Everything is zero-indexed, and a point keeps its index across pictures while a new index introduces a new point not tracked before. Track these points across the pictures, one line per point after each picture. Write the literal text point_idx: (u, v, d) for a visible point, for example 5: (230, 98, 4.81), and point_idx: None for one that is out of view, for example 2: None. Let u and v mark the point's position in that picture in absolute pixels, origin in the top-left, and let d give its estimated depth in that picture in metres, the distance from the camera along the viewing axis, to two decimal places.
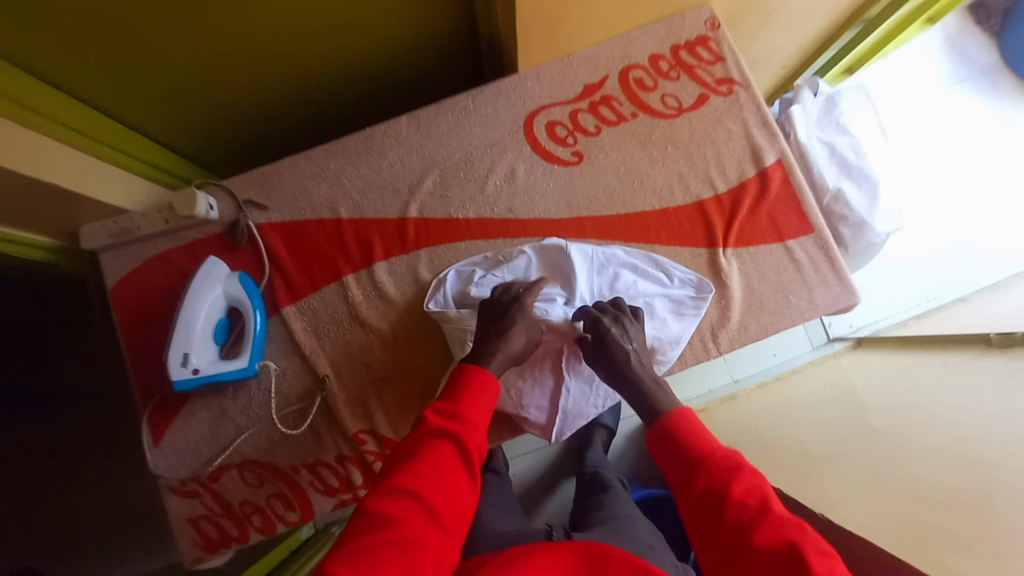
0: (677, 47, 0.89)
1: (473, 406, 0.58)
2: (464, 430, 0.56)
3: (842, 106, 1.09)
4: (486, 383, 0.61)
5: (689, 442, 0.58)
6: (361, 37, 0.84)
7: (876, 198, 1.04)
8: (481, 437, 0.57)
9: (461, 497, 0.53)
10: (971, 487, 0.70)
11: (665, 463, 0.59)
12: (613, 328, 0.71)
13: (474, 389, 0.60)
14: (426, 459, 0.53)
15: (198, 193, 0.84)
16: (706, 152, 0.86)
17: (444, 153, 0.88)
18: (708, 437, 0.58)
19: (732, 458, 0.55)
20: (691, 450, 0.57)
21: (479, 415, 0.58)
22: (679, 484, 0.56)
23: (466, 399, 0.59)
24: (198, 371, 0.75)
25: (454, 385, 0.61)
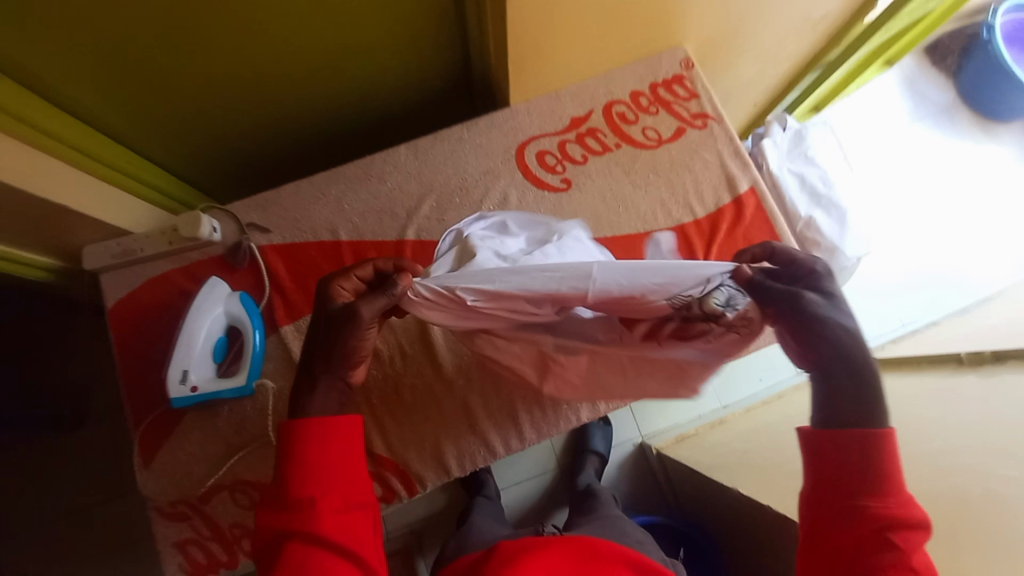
0: (655, 85, 0.97)
1: (309, 480, 0.55)
2: (300, 516, 0.54)
3: (810, 140, 1.19)
4: (312, 440, 0.57)
5: (882, 460, 0.55)
6: (364, 70, 0.90)
7: (845, 224, 1.10)
8: (334, 498, 0.55)
9: (342, 568, 0.53)
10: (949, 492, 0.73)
11: (831, 465, 0.57)
12: (814, 298, 0.59)
13: (309, 457, 0.56)
14: (284, 562, 0.52)
15: (201, 215, 0.87)
16: (685, 180, 0.93)
17: (440, 179, 0.93)
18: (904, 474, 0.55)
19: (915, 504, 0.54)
20: (882, 470, 0.55)
21: (319, 482, 0.55)
22: (842, 483, 0.56)
23: (297, 475, 0.55)
24: (195, 389, 0.76)
25: (281, 461, 0.56)
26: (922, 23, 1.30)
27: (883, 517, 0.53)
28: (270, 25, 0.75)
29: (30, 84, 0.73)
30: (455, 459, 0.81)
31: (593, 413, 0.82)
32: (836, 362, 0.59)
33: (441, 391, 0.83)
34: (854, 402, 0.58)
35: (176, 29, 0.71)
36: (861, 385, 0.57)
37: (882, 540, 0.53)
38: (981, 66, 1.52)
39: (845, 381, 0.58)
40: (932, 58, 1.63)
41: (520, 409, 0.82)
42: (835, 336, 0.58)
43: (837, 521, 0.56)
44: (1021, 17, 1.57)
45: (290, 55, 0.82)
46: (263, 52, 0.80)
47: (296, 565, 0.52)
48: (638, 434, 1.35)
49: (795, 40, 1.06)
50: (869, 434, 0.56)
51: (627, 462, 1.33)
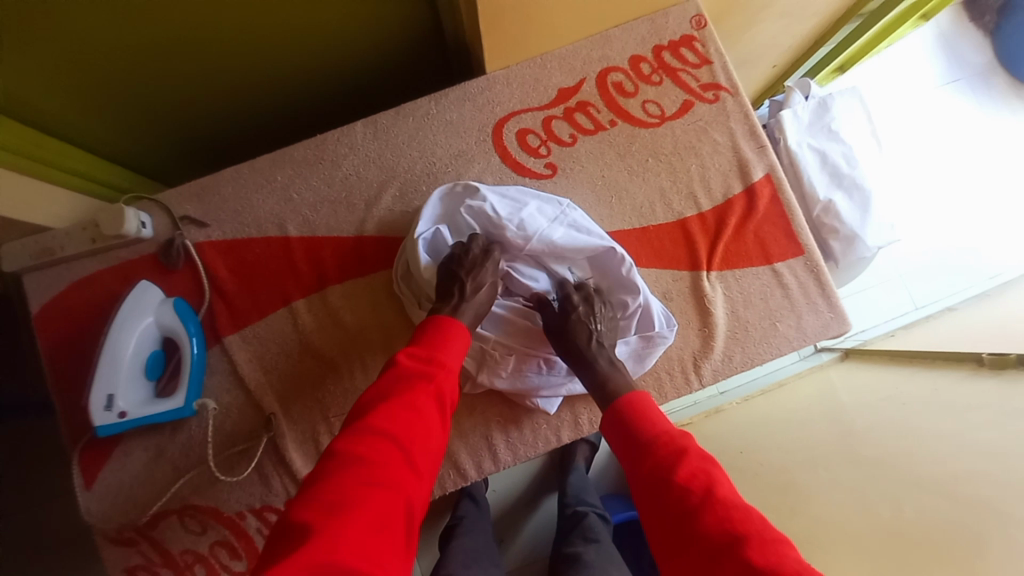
0: (660, 48, 0.81)
1: (445, 350, 0.56)
2: (433, 374, 0.53)
3: (835, 111, 1.03)
4: (456, 327, 0.59)
5: (639, 423, 0.54)
6: (308, 30, 0.75)
7: (868, 210, 0.98)
8: (452, 384, 0.55)
9: (434, 438, 0.51)
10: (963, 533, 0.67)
11: (615, 447, 0.56)
12: (576, 299, 0.68)
13: (445, 333, 0.58)
14: (403, 398, 0.50)
15: (126, 208, 0.75)
16: (690, 165, 0.79)
17: (404, 163, 0.79)
18: (658, 419, 0.54)
19: (676, 435, 0.52)
20: (641, 432, 0.53)
21: (452, 358, 0.56)
22: (626, 465, 0.53)
23: (439, 340, 0.57)
24: (124, 415, 0.68)
25: (425, 331, 0.58)
26: None
27: (649, 466, 0.50)
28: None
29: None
30: None
31: (575, 434, 0.74)
32: (579, 362, 0.65)
33: None
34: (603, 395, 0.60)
35: None
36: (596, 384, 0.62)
37: (661, 491, 0.48)
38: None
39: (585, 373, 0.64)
40: (970, 13, 1.45)
41: (495, 430, 0.74)
42: (582, 342, 0.65)
43: (651, 502, 0.48)
44: None
45: (211, 10, 0.67)
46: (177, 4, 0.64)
47: (414, 406, 0.50)
48: None
49: None
50: (612, 406, 0.58)
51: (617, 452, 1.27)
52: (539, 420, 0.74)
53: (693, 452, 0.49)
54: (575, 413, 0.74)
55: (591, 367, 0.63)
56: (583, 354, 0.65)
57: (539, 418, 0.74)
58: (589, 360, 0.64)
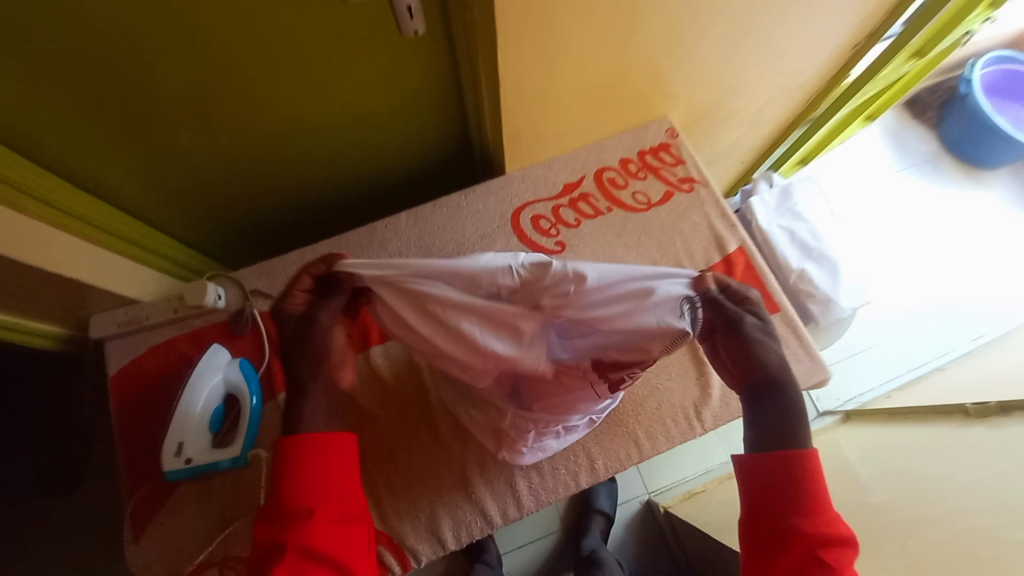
0: (643, 152, 1.02)
1: (307, 492, 0.55)
2: (297, 528, 0.54)
3: (796, 197, 1.23)
4: (308, 459, 0.57)
5: (806, 490, 0.56)
6: (367, 144, 0.96)
7: (837, 276, 1.13)
8: (330, 511, 0.55)
9: None
10: (964, 555, 0.69)
11: (767, 486, 0.58)
12: (752, 321, 0.64)
13: (302, 471, 0.57)
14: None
15: (208, 283, 0.90)
16: (675, 241, 0.96)
17: (439, 244, 0.96)
18: (826, 493, 0.56)
19: (842, 523, 0.55)
20: (802, 501, 0.56)
21: (321, 494, 0.56)
22: (776, 525, 0.56)
23: (300, 485, 0.56)
24: (189, 461, 0.77)
25: (280, 471, 0.58)
26: (894, 86, 1.38)
27: (815, 539, 0.53)
28: (283, 104, 0.81)
29: (43, 160, 0.79)
30: (452, 532, 0.78)
31: (592, 478, 0.80)
32: (762, 388, 0.64)
33: (440, 458, 0.81)
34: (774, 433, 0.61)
35: (193, 108, 0.77)
36: (783, 415, 0.61)
37: (821, 567, 0.52)
38: (960, 120, 1.63)
39: (773, 399, 0.63)
40: (913, 110, 1.75)
41: (519, 476, 0.80)
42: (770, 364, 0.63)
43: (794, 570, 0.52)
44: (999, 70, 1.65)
45: (298, 131, 0.88)
46: (276, 126, 0.85)
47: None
48: (645, 492, 1.30)
49: (774, 105, 1.13)
50: (787, 454, 0.58)
51: (635, 522, 1.28)
52: (559, 465, 0.81)
53: (852, 546, 0.53)
54: (592, 457, 0.81)
55: (783, 396, 0.63)
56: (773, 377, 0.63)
57: (559, 464, 0.81)
58: (784, 387, 0.63)
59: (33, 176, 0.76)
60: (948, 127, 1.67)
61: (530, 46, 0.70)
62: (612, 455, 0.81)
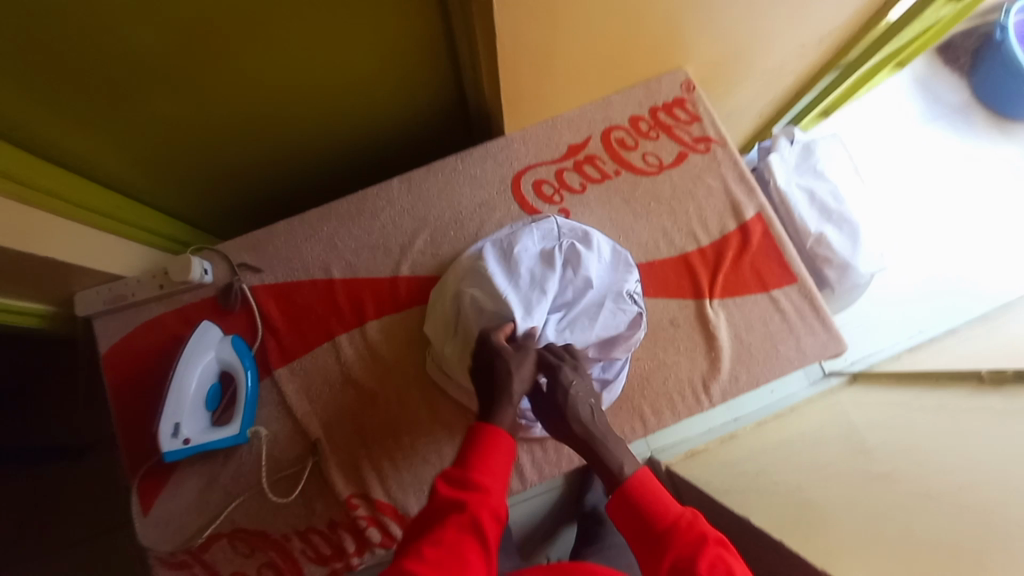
0: (655, 109, 0.93)
1: (489, 474, 0.56)
2: (477, 498, 0.54)
3: (818, 153, 1.14)
4: (495, 443, 0.58)
5: (650, 513, 0.57)
6: (353, 105, 0.87)
7: (857, 240, 1.07)
8: (494, 505, 0.54)
9: None
10: (966, 532, 0.70)
11: (618, 522, 0.60)
12: (568, 372, 0.67)
13: (484, 451, 0.58)
14: (443, 545, 0.51)
15: (193, 258, 0.85)
16: (688, 207, 0.89)
17: (434, 213, 0.90)
18: (665, 498, 0.57)
19: (689, 516, 0.56)
20: (652, 521, 0.56)
21: (492, 480, 0.56)
22: (646, 559, 0.55)
23: (476, 462, 0.56)
24: (188, 441, 0.75)
25: (463, 444, 0.59)
26: (935, 28, 1.25)
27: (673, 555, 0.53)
28: (254, 65, 0.72)
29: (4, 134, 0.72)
30: None
31: None
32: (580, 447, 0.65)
33: (441, 435, 0.80)
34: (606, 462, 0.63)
35: (156, 73, 0.69)
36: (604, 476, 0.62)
37: None
38: (996, 68, 1.48)
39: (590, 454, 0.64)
40: (946, 56, 1.59)
41: (522, 450, 0.80)
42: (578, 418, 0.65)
43: None
44: None
45: (275, 92, 0.80)
46: (250, 88, 0.76)
47: (459, 553, 0.50)
48: (648, 450, 1.37)
49: (802, 51, 1.01)
50: (620, 491, 0.59)
51: None
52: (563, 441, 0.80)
53: (712, 541, 0.53)
54: None
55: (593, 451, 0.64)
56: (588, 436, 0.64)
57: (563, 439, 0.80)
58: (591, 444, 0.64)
59: None
60: (982, 75, 1.53)
61: None
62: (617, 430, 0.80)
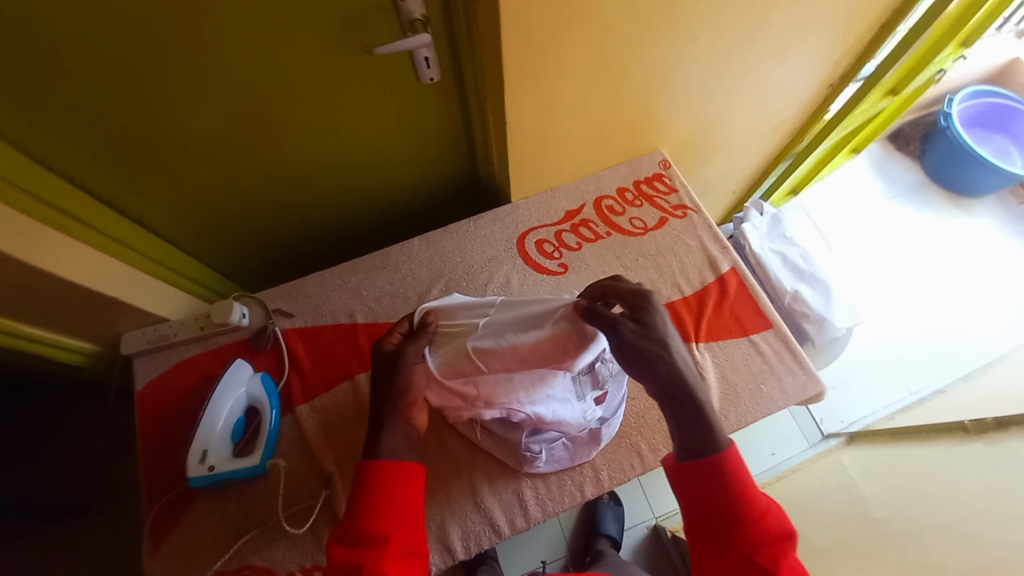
0: (638, 181, 1.10)
1: (383, 517, 0.60)
2: (377, 550, 0.58)
3: (786, 222, 1.29)
4: (387, 481, 0.62)
5: (737, 492, 0.58)
6: (384, 175, 1.04)
7: (830, 297, 1.18)
8: (403, 543, 0.59)
9: None
10: (964, 566, 0.71)
11: (695, 488, 0.60)
12: (656, 308, 0.67)
13: (377, 495, 0.61)
14: None
15: (233, 303, 0.96)
16: (671, 263, 1.02)
17: (448, 266, 1.03)
18: (755, 489, 0.59)
19: (777, 519, 0.57)
20: (737, 502, 0.58)
21: (393, 522, 0.60)
22: (715, 534, 0.57)
23: (373, 514, 0.60)
24: (212, 468, 0.80)
25: (355, 498, 0.62)
26: (874, 122, 1.47)
27: (752, 541, 0.56)
28: (310, 138, 0.90)
29: (93, 192, 0.87)
30: (460, 540, 0.80)
31: (597, 488, 0.84)
32: (676, 397, 0.64)
33: (449, 470, 0.85)
34: (694, 433, 0.62)
35: (233, 146, 0.86)
36: (703, 423, 0.62)
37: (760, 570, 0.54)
38: (940, 151, 1.70)
39: (684, 400, 0.63)
40: (897, 143, 1.84)
41: (527, 484, 0.84)
42: (671, 357, 0.65)
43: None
44: (986, 101, 1.71)
45: (322, 164, 0.97)
46: (303, 157, 0.93)
47: None
48: (652, 517, 1.36)
49: (761, 138, 1.21)
50: (713, 458, 0.60)
51: (641, 548, 1.33)
52: (565, 476, 0.84)
53: (793, 541, 0.56)
54: (596, 469, 0.85)
55: (691, 397, 0.63)
56: (682, 380, 0.64)
57: (565, 475, 0.85)
58: (690, 388, 0.64)
59: (86, 207, 0.85)
60: (930, 158, 1.75)
61: (528, 88, 0.79)
62: (617, 466, 0.85)
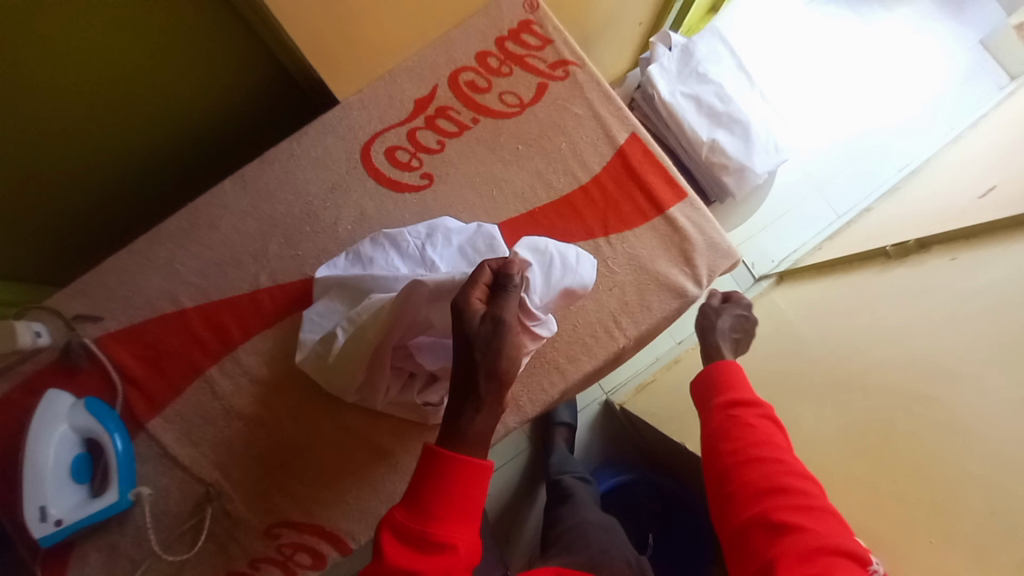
0: (501, 39, 0.83)
1: (454, 523, 0.51)
2: (447, 558, 0.49)
3: (699, 55, 1.06)
4: (471, 480, 0.52)
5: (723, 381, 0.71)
6: (146, 96, 0.74)
7: (750, 139, 1.02)
8: (467, 555, 0.50)
9: None
10: (893, 415, 0.67)
11: (703, 386, 0.73)
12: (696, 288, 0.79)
13: (455, 491, 0.52)
14: None
15: (16, 323, 0.73)
16: (559, 143, 0.82)
17: (282, 209, 0.80)
18: (745, 380, 0.71)
19: (755, 396, 0.69)
20: (724, 389, 0.70)
21: (465, 529, 0.51)
22: (707, 416, 0.70)
23: (449, 515, 0.51)
24: (61, 522, 0.67)
25: (421, 485, 0.52)
26: None
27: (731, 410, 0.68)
28: None
29: None
30: (382, 508, 0.74)
31: (518, 417, 0.77)
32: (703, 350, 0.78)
33: (347, 443, 0.76)
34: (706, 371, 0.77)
35: None
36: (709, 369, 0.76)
37: (732, 432, 0.65)
38: None
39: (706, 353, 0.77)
40: None
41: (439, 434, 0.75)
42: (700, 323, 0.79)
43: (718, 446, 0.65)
44: None
45: (31, 94, 0.66)
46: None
47: None
48: (603, 392, 1.36)
49: None
50: (707, 370, 0.74)
51: (595, 423, 1.35)
52: None
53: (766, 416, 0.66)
54: (514, 397, 0.77)
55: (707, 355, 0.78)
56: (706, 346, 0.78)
57: None
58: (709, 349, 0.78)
59: None
60: None
61: None
62: (536, 388, 0.77)
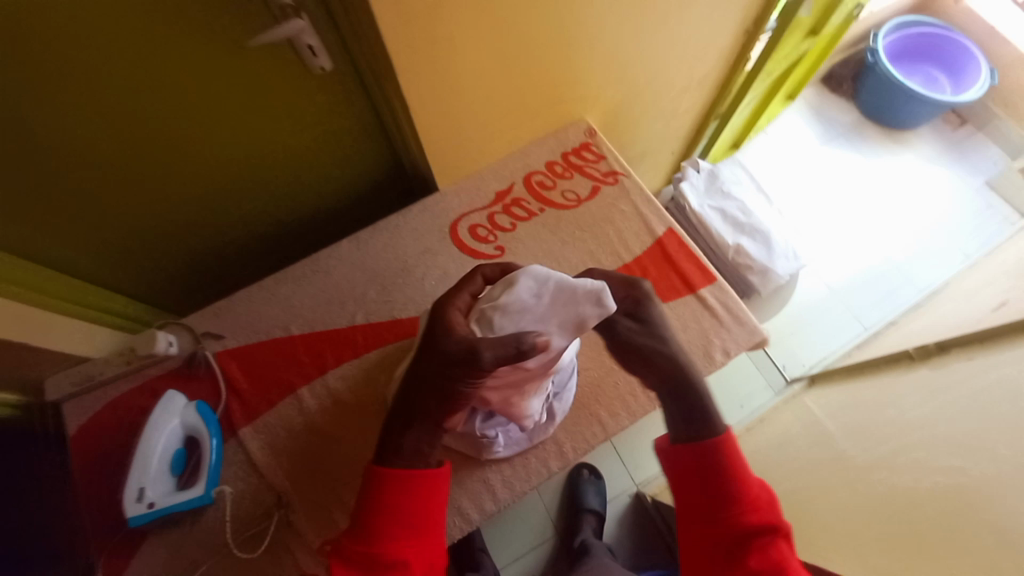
0: (566, 154, 1.08)
1: (402, 533, 0.61)
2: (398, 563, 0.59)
3: (724, 178, 1.29)
4: (419, 492, 0.64)
5: (727, 476, 0.60)
6: (301, 175, 0.99)
7: (771, 245, 1.20)
8: (421, 553, 0.61)
9: None
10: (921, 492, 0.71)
11: (691, 472, 0.62)
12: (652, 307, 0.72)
13: (402, 507, 0.63)
14: None
15: (157, 332, 0.91)
16: (608, 231, 1.01)
17: (382, 265, 0.99)
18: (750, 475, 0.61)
19: (767, 498, 0.60)
20: (726, 485, 0.60)
21: (414, 536, 0.62)
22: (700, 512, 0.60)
23: (397, 530, 0.61)
24: (152, 505, 0.76)
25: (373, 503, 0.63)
26: (803, 63, 1.47)
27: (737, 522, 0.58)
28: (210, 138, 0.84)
29: None
30: None
31: (562, 462, 0.84)
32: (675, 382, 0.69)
33: None
34: (685, 410, 0.67)
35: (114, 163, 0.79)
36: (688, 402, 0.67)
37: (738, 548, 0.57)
38: (872, 88, 1.73)
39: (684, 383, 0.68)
40: (830, 84, 1.87)
41: (489, 468, 0.83)
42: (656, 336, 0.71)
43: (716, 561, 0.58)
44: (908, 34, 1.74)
45: (230, 169, 0.91)
46: (203, 162, 0.87)
47: None
48: (633, 484, 1.36)
49: (687, 95, 1.20)
50: (699, 446, 0.63)
51: (625, 516, 1.33)
52: (530, 454, 0.84)
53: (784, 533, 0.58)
54: (559, 443, 0.85)
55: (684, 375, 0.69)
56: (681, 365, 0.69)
57: (529, 453, 0.84)
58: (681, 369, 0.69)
59: None
60: (863, 95, 1.78)
61: (431, 55, 0.75)
62: (578, 437, 0.86)
